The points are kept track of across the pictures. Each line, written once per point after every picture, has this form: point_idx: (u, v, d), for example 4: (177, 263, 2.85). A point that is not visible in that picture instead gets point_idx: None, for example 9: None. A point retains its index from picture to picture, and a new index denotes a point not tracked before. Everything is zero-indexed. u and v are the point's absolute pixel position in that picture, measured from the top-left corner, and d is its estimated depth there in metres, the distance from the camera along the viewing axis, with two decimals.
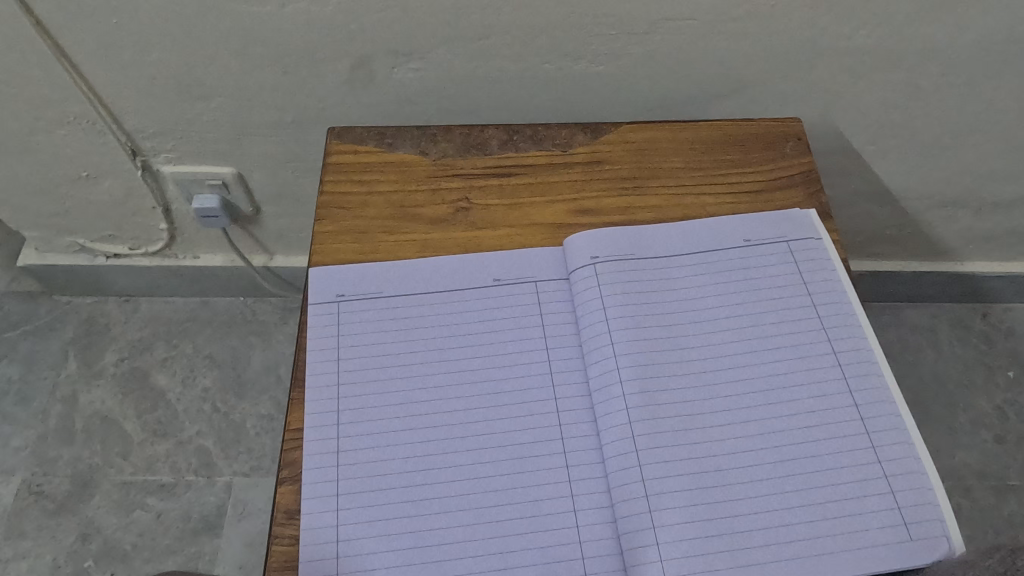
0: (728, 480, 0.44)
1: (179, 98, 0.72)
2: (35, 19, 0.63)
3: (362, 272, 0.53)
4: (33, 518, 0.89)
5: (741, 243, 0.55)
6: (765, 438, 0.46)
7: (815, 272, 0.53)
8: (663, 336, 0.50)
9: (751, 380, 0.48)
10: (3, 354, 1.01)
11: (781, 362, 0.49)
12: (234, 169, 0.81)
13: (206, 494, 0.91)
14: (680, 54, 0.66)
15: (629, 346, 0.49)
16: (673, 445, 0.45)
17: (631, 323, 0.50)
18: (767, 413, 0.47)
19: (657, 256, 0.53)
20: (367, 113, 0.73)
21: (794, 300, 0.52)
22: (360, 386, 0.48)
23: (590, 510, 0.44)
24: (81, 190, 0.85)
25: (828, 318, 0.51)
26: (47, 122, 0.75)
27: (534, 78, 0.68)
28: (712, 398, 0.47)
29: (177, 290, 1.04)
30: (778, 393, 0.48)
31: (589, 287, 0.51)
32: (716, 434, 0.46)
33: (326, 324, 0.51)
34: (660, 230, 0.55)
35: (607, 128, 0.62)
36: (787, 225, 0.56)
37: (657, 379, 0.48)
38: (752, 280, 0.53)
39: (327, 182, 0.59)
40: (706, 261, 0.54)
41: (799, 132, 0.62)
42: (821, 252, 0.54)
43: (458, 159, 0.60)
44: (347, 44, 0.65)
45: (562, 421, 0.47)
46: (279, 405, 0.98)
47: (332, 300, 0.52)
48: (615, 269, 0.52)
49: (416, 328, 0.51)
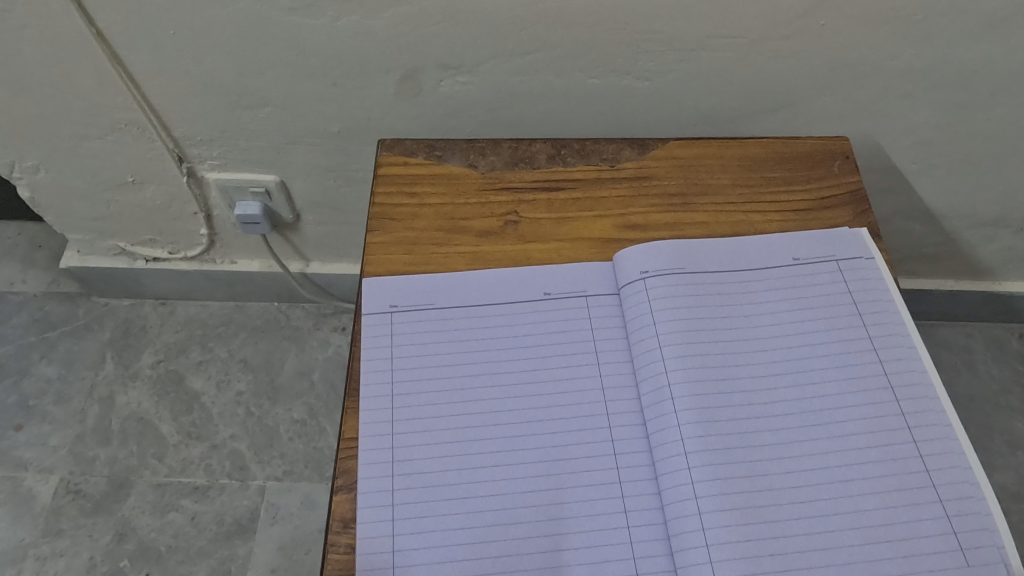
0: (782, 499, 0.44)
1: (229, 107, 0.73)
2: (96, 30, 0.64)
3: (414, 283, 0.54)
4: (71, 516, 0.90)
5: (791, 261, 0.55)
6: (819, 458, 0.46)
7: (866, 293, 0.53)
8: (714, 352, 0.49)
9: (804, 400, 0.48)
10: (42, 354, 1.02)
11: (833, 381, 0.49)
12: (278, 177, 0.82)
13: (239, 497, 0.92)
14: (726, 71, 0.66)
15: (682, 361, 0.49)
16: (727, 462, 0.45)
17: (683, 338, 0.49)
18: (821, 433, 0.47)
19: (708, 272, 0.53)
20: (412, 125, 0.74)
21: (847, 319, 0.52)
22: (414, 396, 0.49)
23: (642, 526, 0.44)
24: (127, 195, 0.86)
25: (880, 338, 0.51)
26: (98, 128, 0.76)
27: (579, 92, 0.69)
28: (764, 416, 0.47)
29: (213, 295, 1.06)
30: (831, 413, 0.48)
31: (640, 301, 0.51)
32: (770, 453, 0.46)
33: (380, 334, 0.51)
34: (710, 246, 0.55)
35: (654, 144, 0.63)
36: (837, 244, 0.56)
37: (710, 395, 0.47)
38: (803, 298, 0.53)
39: (378, 193, 0.59)
40: (756, 279, 0.54)
41: (847, 151, 0.62)
42: (872, 272, 0.54)
43: (507, 173, 0.61)
44: (396, 57, 0.66)
45: (613, 436, 0.47)
46: (311, 411, 0.99)
47: (385, 310, 0.52)
48: (666, 284, 0.52)
49: (467, 340, 0.51)
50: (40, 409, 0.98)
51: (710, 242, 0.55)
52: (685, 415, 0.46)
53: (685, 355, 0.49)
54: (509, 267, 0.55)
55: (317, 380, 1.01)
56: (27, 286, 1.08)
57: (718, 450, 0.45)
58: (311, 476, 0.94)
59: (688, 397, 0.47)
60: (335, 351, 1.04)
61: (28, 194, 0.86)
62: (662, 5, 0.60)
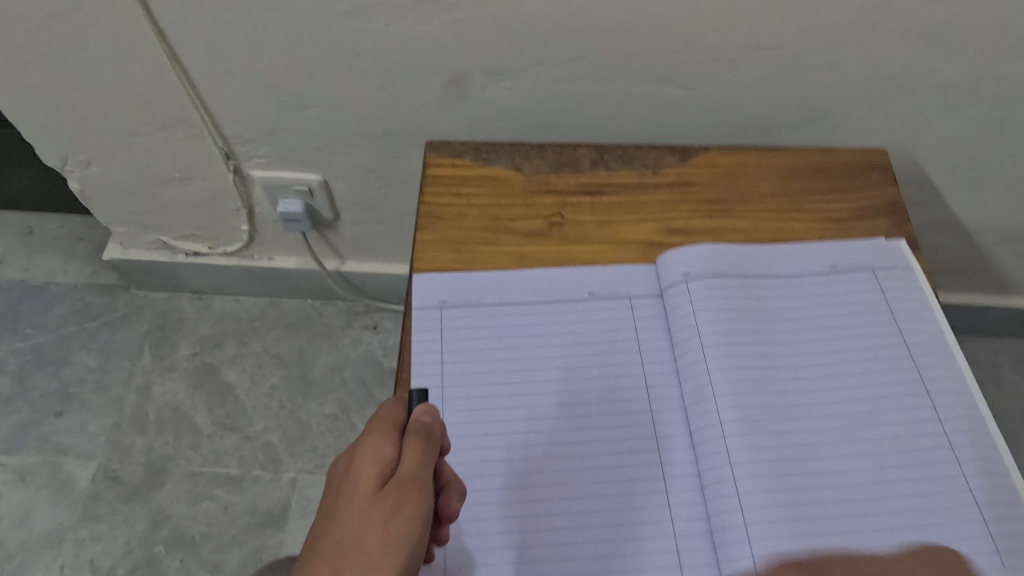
0: (822, 497, 0.45)
1: (278, 107, 0.75)
2: (158, 30, 0.67)
3: (463, 280, 0.56)
4: (108, 502, 0.93)
5: (828, 269, 0.56)
6: (858, 459, 0.47)
7: (902, 301, 0.54)
8: (755, 353, 0.51)
9: (843, 402, 0.49)
10: (82, 344, 1.05)
11: (871, 386, 0.50)
12: (321, 176, 0.84)
13: (271, 489, 0.94)
14: (768, 82, 0.68)
15: (723, 361, 0.50)
16: (768, 459, 0.46)
17: (725, 338, 0.51)
18: (859, 435, 0.48)
19: (748, 276, 0.55)
20: (456, 127, 0.76)
21: (884, 326, 0.53)
22: (463, 389, 0.50)
23: (684, 521, 0.46)
24: (173, 190, 0.89)
25: (917, 346, 0.51)
26: (151, 125, 0.79)
27: (620, 99, 0.71)
28: (804, 417, 0.48)
29: (249, 291, 1.08)
30: (870, 416, 0.48)
31: (682, 302, 0.53)
32: (811, 453, 0.47)
33: (430, 327, 0.53)
34: (750, 251, 0.56)
35: (696, 152, 0.64)
36: (874, 253, 0.57)
37: (750, 394, 0.49)
38: (842, 304, 0.54)
39: (427, 193, 0.61)
40: (795, 285, 0.55)
41: (885, 163, 0.64)
42: (909, 281, 0.55)
43: (551, 176, 0.63)
44: (445, 61, 0.68)
45: (656, 434, 0.49)
46: (343, 406, 1.01)
47: (434, 306, 0.54)
48: (708, 285, 0.53)
49: (513, 337, 0.53)
50: (80, 397, 1.00)
51: (750, 248, 0.57)
52: (728, 414, 0.48)
53: (727, 356, 0.50)
54: (554, 267, 0.57)
55: (348, 376, 1.03)
56: (69, 277, 1.11)
57: (761, 449, 0.46)
58: None
59: (731, 396, 0.48)
60: (366, 349, 1.06)
61: (79, 187, 0.89)
62: (708, 16, 0.61)
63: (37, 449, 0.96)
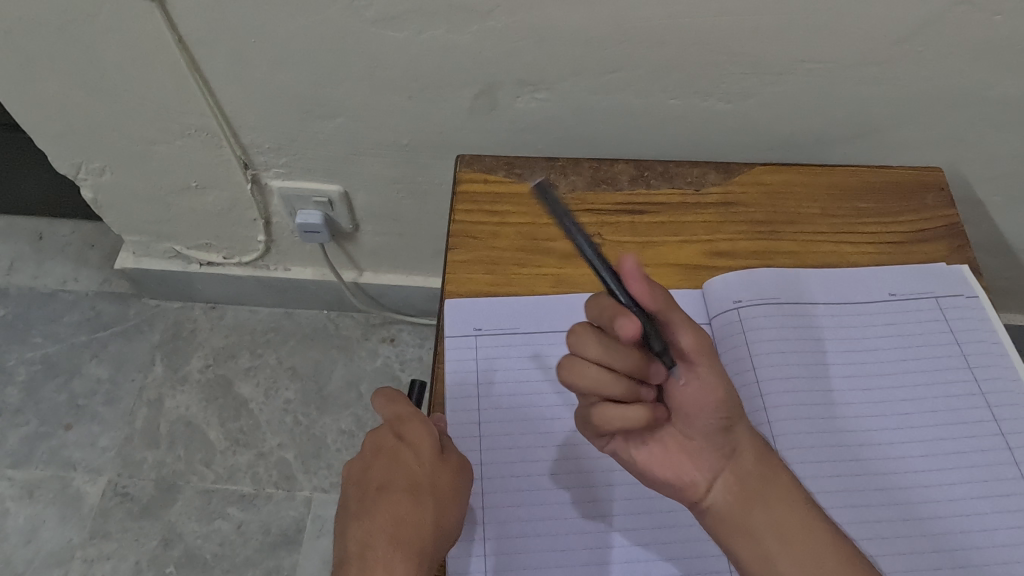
0: (895, 549, 0.44)
1: (300, 117, 0.72)
2: (178, 36, 0.64)
3: (499, 310, 0.53)
4: (118, 519, 0.90)
5: (887, 296, 0.53)
6: (930, 507, 0.45)
7: (967, 333, 0.51)
8: (816, 391, 0.49)
9: (913, 441, 0.47)
10: (93, 354, 1.03)
11: (939, 427, 0.48)
12: (341, 187, 0.82)
13: (286, 508, 0.92)
14: (814, 96, 0.64)
15: (784, 401, 0.48)
16: (834, 507, 0.45)
17: (784, 376, 0.49)
18: (930, 480, 0.46)
19: (804, 305, 0.53)
20: (484, 139, 0.73)
21: (950, 360, 0.50)
22: (504, 425, 0.48)
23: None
24: (188, 199, 0.86)
25: (986, 383, 0.49)
26: (168, 133, 0.76)
27: (657, 112, 0.68)
28: (871, 460, 0.46)
29: (263, 301, 1.06)
30: (939, 459, 0.47)
31: (737, 334, 0.51)
32: (885, 497, 0.45)
33: (465, 359, 0.50)
34: (805, 278, 0.54)
35: (740, 169, 0.61)
36: (935, 280, 0.54)
37: (814, 437, 0.47)
38: (907, 335, 0.52)
39: (458, 210, 0.58)
40: (855, 314, 0.53)
41: (940, 183, 0.60)
42: (974, 311, 0.52)
43: (588, 194, 0.60)
44: (476, 71, 0.65)
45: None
46: (359, 422, 0.98)
47: (469, 334, 0.51)
48: (762, 316, 0.52)
49: (554, 366, 0.50)
50: (89, 409, 0.98)
51: (803, 274, 0.54)
52: (794, 456, 0.46)
53: (787, 395, 0.49)
54: (594, 291, 0.54)
55: (365, 391, 1.01)
56: (79, 284, 1.09)
57: (832, 494, 0.45)
58: None
59: (796, 437, 0.47)
60: (383, 363, 1.04)
61: (91, 195, 0.86)
62: (758, 27, 0.58)
63: (46, 463, 0.94)
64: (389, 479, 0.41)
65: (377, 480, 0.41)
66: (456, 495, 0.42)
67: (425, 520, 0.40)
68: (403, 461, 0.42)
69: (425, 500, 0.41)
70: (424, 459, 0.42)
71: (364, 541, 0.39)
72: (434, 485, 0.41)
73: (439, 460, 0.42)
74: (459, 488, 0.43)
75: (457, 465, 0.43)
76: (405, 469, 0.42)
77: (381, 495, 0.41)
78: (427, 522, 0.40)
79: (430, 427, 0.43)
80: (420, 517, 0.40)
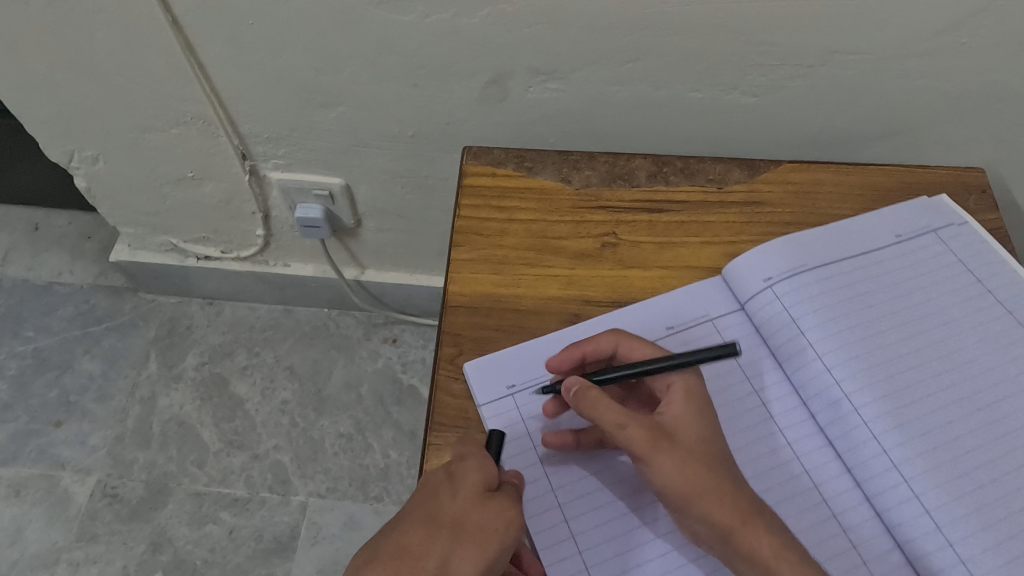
0: (1010, 491, 0.40)
1: (300, 105, 0.69)
2: (171, 17, 0.61)
3: (532, 349, 0.47)
4: (106, 521, 0.88)
5: (894, 238, 0.51)
6: (1020, 435, 0.42)
7: (974, 254, 0.50)
8: (873, 350, 0.45)
9: (973, 376, 0.44)
10: (86, 348, 1.00)
11: (988, 352, 0.45)
12: (343, 180, 0.78)
13: (280, 513, 0.89)
14: (843, 92, 0.60)
15: (845, 370, 0.45)
16: (937, 467, 0.41)
17: (837, 344, 0.46)
18: (1005, 408, 0.43)
19: (828, 263, 0.49)
20: (493, 131, 0.69)
21: (975, 287, 0.48)
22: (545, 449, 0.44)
23: (874, 562, 0.40)
24: (184, 190, 0.83)
25: (1012, 298, 0.47)
26: (162, 121, 0.73)
27: (677, 105, 0.64)
28: (946, 406, 0.43)
29: (263, 297, 1.03)
30: (1008, 384, 0.44)
31: (776, 314, 0.47)
32: (985, 457, 0.41)
33: (508, 423, 0.44)
34: (826, 236, 0.51)
35: (766, 166, 0.57)
36: (929, 214, 0.53)
37: (887, 399, 0.44)
38: (946, 283, 0.48)
39: (463, 206, 0.55)
40: (877, 262, 0.50)
41: (983, 184, 0.56)
42: (973, 234, 0.51)
43: (603, 190, 0.56)
44: (485, 58, 0.61)
45: (806, 467, 0.43)
46: (358, 425, 0.96)
47: (503, 393, 0.45)
48: (796, 288, 0.48)
49: None
50: (81, 406, 0.96)
51: (824, 231, 0.51)
52: (876, 426, 0.43)
53: (845, 362, 0.45)
54: (607, 295, 0.51)
55: (364, 393, 0.98)
56: (74, 277, 1.06)
57: (937, 470, 0.41)
58: (355, 496, 0.91)
59: (871, 407, 0.43)
60: (384, 364, 1.01)
61: (85, 185, 0.83)
62: (788, 15, 0.54)
63: (34, 462, 0.92)
64: (416, 509, 0.38)
65: (407, 508, 0.38)
66: (483, 543, 0.36)
67: (432, 558, 0.36)
68: (439, 495, 0.38)
69: (440, 537, 0.36)
70: (461, 497, 0.38)
71: (364, 564, 0.37)
72: (459, 524, 0.37)
73: (478, 502, 0.37)
74: (488, 529, 0.37)
75: (500, 513, 0.37)
76: (437, 504, 0.38)
77: (401, 524, 0.38)
78: (433, 559, 0.36)
79: (484, 467, 0.38)
80: (429, 553, 0.36)
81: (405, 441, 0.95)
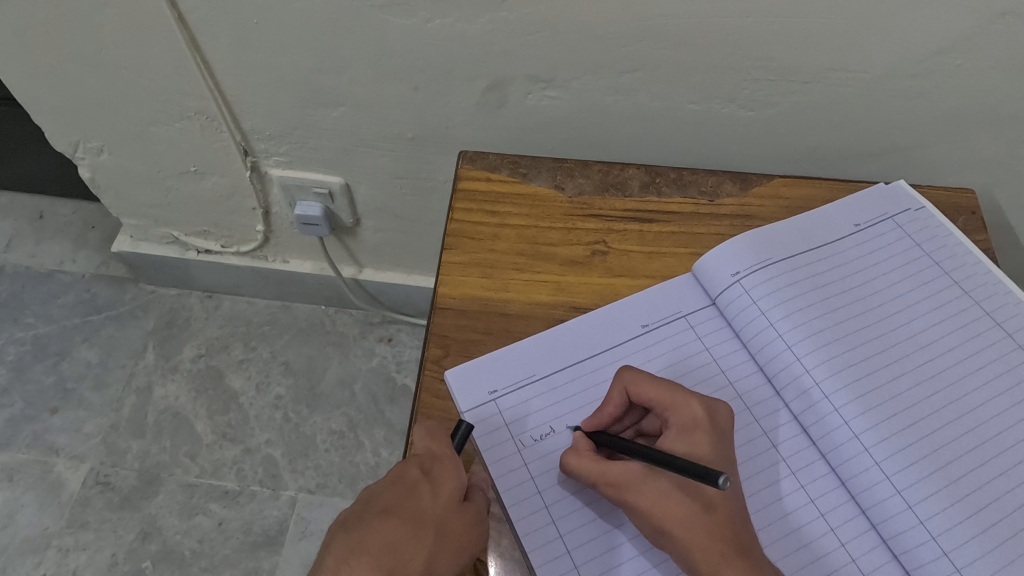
0: (972, 464, 0.42)
1: (301, 103, 0.70)
2: (177, 13, 0.62)
3: (515, 350, 0.47)
4: (97, 509, 0.89)
5: (853, 229, 0.53)
6: (979, 410, 0.44)
7: (929, 241, 0.52)
8: (840, 336, 0.47)
9: (935, 357, 0.46)
10: (85, 337, 1.02)
11: (947, 333, 0.47)
12: (343, 179, 0.79)
13: (269, 507, 0.90)
14: (837, 111, 0.61)
15: (814, 357, 0.46)
16: (906, 446, 0.42)
17: (805, 331, 0.47)
18: (965, 385, 0.45)
19: (794, 255, 0.51)
20: (491, 137, 0.70)
21: (931, 273, 0.50)
22: (525, 447, 0.43)
23: (864, 558, 0.40)
24: (187, 184, 0.84)
25: (967, 283, 0.49)
26: (167, 115, 0.74)
27: (674, 117, 0.64)
28: (910, 387, 0.45)
29: (261, 292, 1.04)
30: (967, 362, 0.46)
31: (745, 306, 0.48)
32: (961, 448, 0.42)
33: (491, 427, 0.44)
34: (791, 233, 0.52)
35: (759, 180, 0.58)
36: (886, 203, 0.55)
37: (855, 384, 0.45)
38: (913, 281, 0.50)
39: (456, 209, 0.56)
40: (838, 253, 0.51)
41: (973, 206, 0.57)
42: (929, 221, 0.53)
43: (595, 199, 0.57)
44: (485, 66, 0.62)
45: (792, 468, 0.43)
46: (350, 423, 0.97)
47: (485, 399, 0.45)
48: (764, 280, 0.49)
49: (566, 382, 0.46)
50: (77, 394, 0.97)
51: (782, 226, 0.53)
52: (845, 412, 0.44)
53: (815, 350, 0.46)
54: (593, 302, 0.51)
55: (358, 391, 0.99)
56: (76, 266, 1.07)
57: (917, 464, 0.42)
58: (344, 492, 0.92)
59: (840, 392, 0.44)
60: (379, 362, 1.02)
61: (89, 174, 0.84)
62: (785, 30, 0.55)
63: (29, 447, 0.93)
64: (395, 505, 0.39)
65: (384, 502, 0.39)
66: (459, 549, 0.38)
67: (415, 560, 0.37)
68: (416, 495, 0.39)
69: (424, 538, 0.38)
70: (439, 500, 0.39)
71: (343, 558, 0.37)
72: (441, 530, 0.38)
73: (456, 509, 0.39)
74: (466, 538, 0.38)
75: (474, 520, 0.39)
76: (415, 503, 0.39)
77: (382, 517, 0.38)
78: (417, 562, 0.37)
79: (460, 473, 0.40)
80: (412, 553, 0.37)
81: (397, 440, 0.96)
